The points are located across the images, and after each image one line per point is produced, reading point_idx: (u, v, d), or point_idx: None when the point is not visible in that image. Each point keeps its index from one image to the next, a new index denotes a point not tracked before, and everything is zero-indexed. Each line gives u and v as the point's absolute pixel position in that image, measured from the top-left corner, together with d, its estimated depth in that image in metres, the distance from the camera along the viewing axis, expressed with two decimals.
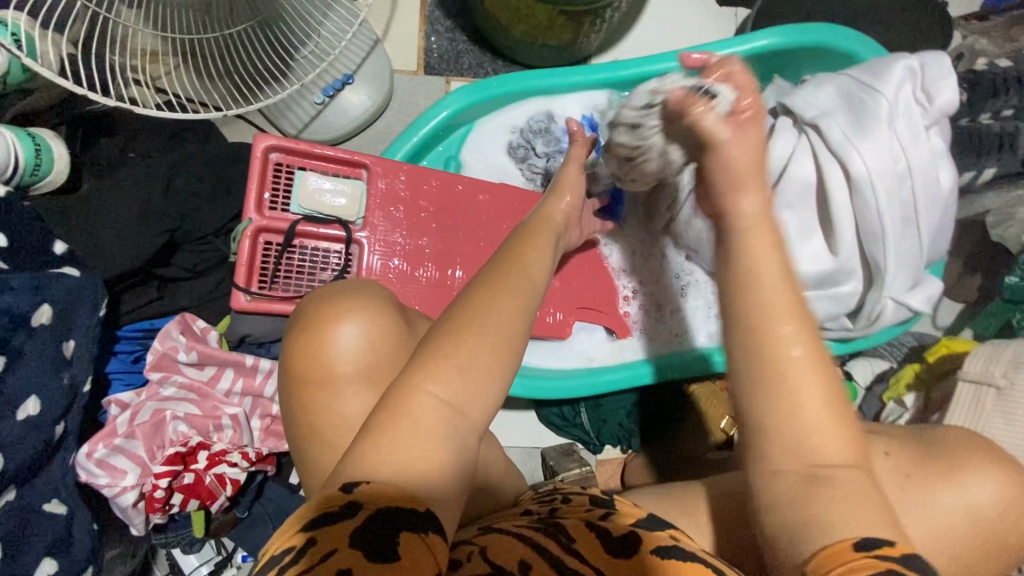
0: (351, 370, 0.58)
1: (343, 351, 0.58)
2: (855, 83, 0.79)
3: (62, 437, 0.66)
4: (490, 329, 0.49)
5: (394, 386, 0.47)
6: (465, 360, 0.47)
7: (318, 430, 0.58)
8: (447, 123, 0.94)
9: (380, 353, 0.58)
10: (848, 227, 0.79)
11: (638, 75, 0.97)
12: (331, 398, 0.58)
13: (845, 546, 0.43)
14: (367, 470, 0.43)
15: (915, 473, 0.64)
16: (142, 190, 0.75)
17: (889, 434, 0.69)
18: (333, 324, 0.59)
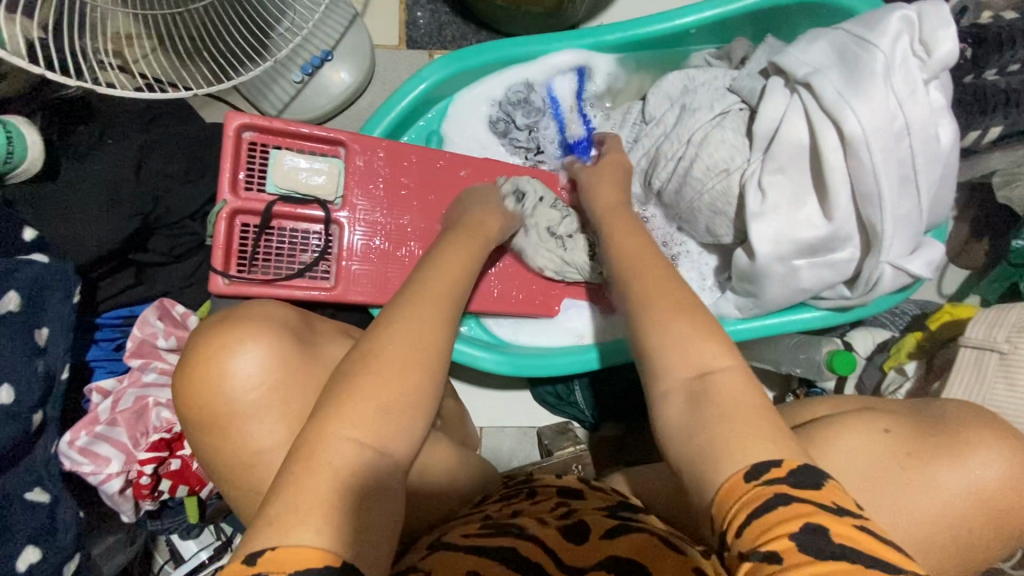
0: (250, 403, 0.59)
1: (241, 380, 0.59)
2: (849, 38, 0.75)
3: (42, 425, 0.65)
4: (401, 366, 0.54)
5: (308, 437, 0.50)
6: (381, 406, 0.52)
7: (235, 456, 0.60)
8: (428, 95, 0.92)
9: (277, 382, 0.59)
10: (843, 190, 0.76)
11: (624, 38, 0.93)
12: (235, 430, 0.59)
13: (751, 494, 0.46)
14: (277, 535, 0.43)
15: (916, 450, 0.62)
16: (113, 173, 0.73)
17: (885, 411, 0.67)
18: (222, 361, 0.59)
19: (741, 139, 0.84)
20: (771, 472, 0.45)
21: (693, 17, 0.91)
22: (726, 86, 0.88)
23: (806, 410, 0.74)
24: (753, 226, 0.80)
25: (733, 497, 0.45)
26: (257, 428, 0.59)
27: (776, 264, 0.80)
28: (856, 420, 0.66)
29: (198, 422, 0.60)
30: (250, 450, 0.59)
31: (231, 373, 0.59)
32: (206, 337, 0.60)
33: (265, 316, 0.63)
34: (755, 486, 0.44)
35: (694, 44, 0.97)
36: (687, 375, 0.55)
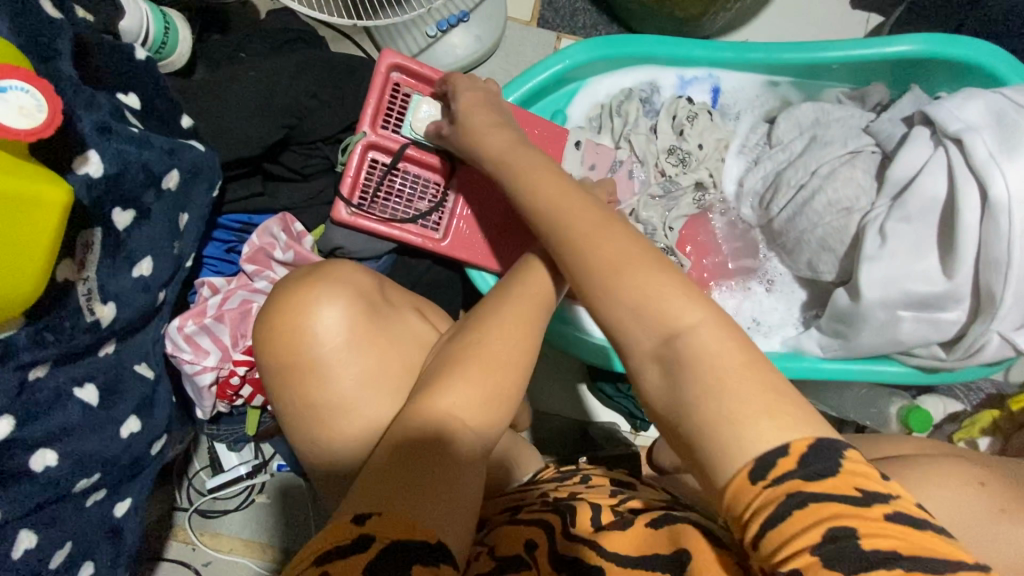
0: (328, 354, 0.58)
1: (323, 331, 0.58)
2: (1010, 104, 0.75)
3: (161, 304, 0.67)
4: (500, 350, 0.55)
5: (410, 410, 0.52)
6: (481, 380, 0.53)
7: (312, 407, 0.58)
8: (566, 73, 0.93)
9: (369, 339, 0.59)
10: (969, 251, 0.75)
11: (765, 59, 0.94)
12: (305, 389, 0.58)
13: (747, 479, 0.39)
14: (381, 503, 0.43)
15: (1011, 507, 0.56)
16: (268, 82, 0.74)
17: (978, 464, 0.61)
18: (310, 309, 0.58)
19: (870, 181, 0.84)
20: (780, 465, 0.38)
21: (842, 53, 0.91)
22: (862, 126, 0.88)
23: (887, 444, 0.69)
24: (864, 268, 0.80)
25: (749, 493, 0.39)
26: (362, 356, 0.59)
27: (879, 309, 0.81)
28: (950, 469, 0.58)
29: (290, 376, 0.58)
30: (348, 373, 0.58)
31: (333, 369, 0.58)
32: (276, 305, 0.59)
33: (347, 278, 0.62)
34: (785, 485, 0.38)
35: (833, 79, 0.98)
36: (654, 341, 0.46)
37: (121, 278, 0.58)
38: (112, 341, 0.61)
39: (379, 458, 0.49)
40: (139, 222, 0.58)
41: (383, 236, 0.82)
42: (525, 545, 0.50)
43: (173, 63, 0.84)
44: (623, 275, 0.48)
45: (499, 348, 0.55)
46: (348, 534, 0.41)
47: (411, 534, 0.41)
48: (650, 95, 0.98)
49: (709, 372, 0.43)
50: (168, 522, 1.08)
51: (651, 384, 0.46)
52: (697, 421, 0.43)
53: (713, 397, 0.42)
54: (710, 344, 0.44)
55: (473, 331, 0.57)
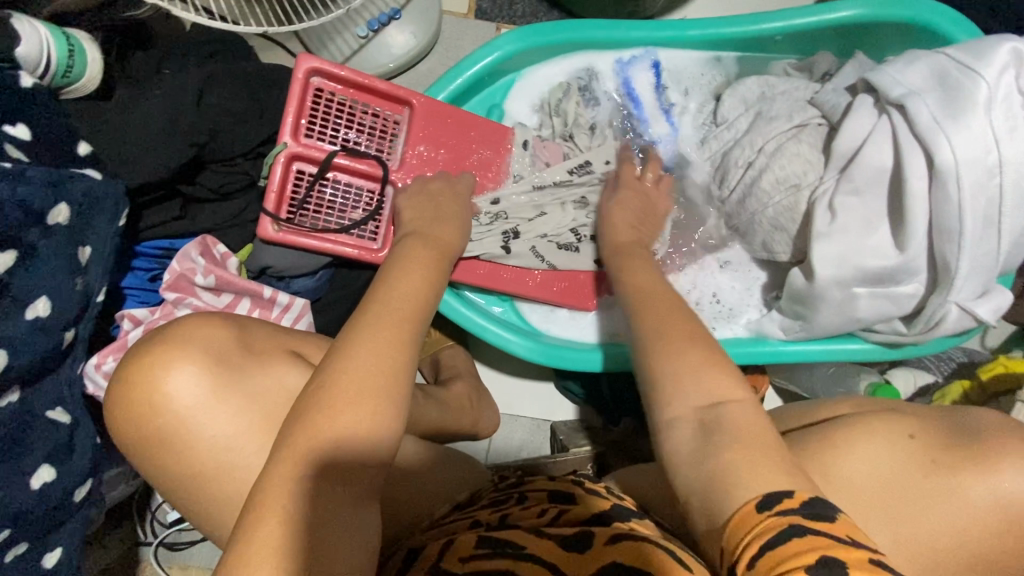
0: (185, 413, 0.57)
1: (177, 396, 0.57)
2: (952, 63, 0.72)
3: (72, 344, 0.63)
4: (364, 374, 0.51)
5: (266, 476, 0.47)
6: (339, 430, 0.49)
7: (178, 477, 0.58)
8: (498, 66, 0.89)
9: (229, 399, 0.58)
10: (921, 222, 0.72)
11: (705, 36, 0.90)
12: (170, 456, 0.57)
13: (748, 511, 0.45)
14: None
15: (943, 457, 0.60)
16: (171, 100, 0.70)
17: (904, 413, 0.65)
18: (159, 375, 0.57)
19: (817, 155, 0.81)
20: (784, 507, 0.45)
21: (782, 23, 0.88)
22: (807, 98, 0.85)
23: (827, 407, 0.72)
24: (816, 247, 0.77)
25: (742, 529, 0.45)
26: (226, 410, 0.58)
27: (835, 288, 0.78)
28: (877, 425, 0.63)
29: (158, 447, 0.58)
30: (215, 431, 0.58)
31: (196, 427, 0.57)
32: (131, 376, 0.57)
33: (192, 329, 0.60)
34: (770, 518, 0.44)
35: (777, 52, 0.94)
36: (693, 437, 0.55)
37: (13, 321, 0.56)
38: (15, 389, 0.58)
39: (246, 527, 0.45)
40: (25, 261, 0.56)
41: (314, 250, 0.78)
42: None
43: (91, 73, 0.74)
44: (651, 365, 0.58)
45: (364, 359, 0.52)
46: None
47: None
48: (589, 84, 0.94)
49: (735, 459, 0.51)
50: (134, 558, 1.05)
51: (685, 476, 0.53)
52: (698, 483, 0.50)
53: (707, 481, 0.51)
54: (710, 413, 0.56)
55: (333, 365, 0.52)
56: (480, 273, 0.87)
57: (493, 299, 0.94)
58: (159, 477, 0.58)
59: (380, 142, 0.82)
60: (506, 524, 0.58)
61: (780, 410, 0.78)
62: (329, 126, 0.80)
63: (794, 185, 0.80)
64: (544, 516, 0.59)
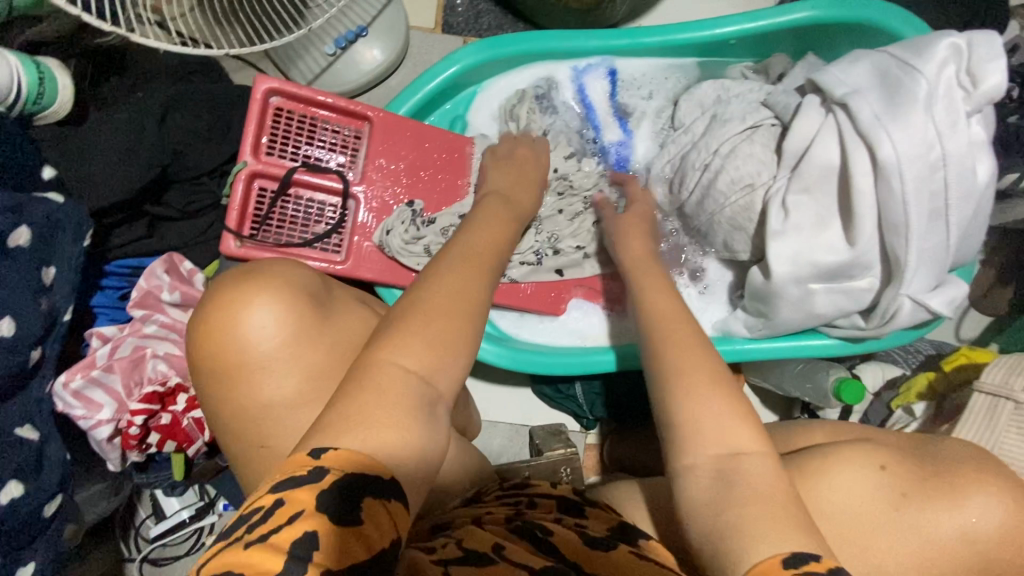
0: (264, 347, 0.59)
1: (255, 330, 0.58)
2: (894, 61, 0.73)
3: (39, 362, 0.65)
4: (447, 298, 0.55)
5: (361, 362, 0.50)
6: (430, 337, 0.52)
7: (246, 409, 0.60)
8: (457, 79, 0.91)
9: (301, 343, 0.60)
10: (869, 217, 0.73)
11: (660, 42, 0.92)
12: (245, 381, 0.59)
13: (773, 562, 0.46)
14: (333, 437, 0.44)
15: (910, 492, 0.60)
16: (134, 123, 0.72)
17: (879, 445, 0.65)
18: (243, 307, 0.59)
19: (770, 155, 0.82)
20: (809, 565, 0.45)
21: (735, 27, 0.89)
22: (760, 100, 0.86)
23: (803, 435, 0.73)
24: (772, 245, 0.78)
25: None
26: (298, 354, 0.59)
27: (791, 285, 0.79)
28: (851, 452, 0.64)
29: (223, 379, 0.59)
30: (282, 371, 0.59)
31: (270, 367, 0.59)
32: (215, 307, 0.59)
33: (279, 272, 0.63)
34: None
35: (734, 55, 0.96)
36: (711, 455, 0.54)
37: None
38: None
39: (344, 396, 0.48)
40: None
41: (278, 265, 0.80)
42: (492, 548, 0.51)
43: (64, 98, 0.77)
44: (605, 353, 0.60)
45: (447, 288, 0.56)
46: (298, 468, 0.42)
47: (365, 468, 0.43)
48: (549, 93, 0.97)
49: (761, 483, 0.51)
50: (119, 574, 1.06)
51: (697, 484, 0.53)
52: (719, 517, 0.51)
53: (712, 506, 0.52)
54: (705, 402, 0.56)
55: (419, 289, 0.56)
56: None
57: None
58: (225, 407, 0.60)
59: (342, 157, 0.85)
60: (518, 517, 0.59)
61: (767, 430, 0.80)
62: (290, 142, 0.82)
63: (749, 185, 0.82)
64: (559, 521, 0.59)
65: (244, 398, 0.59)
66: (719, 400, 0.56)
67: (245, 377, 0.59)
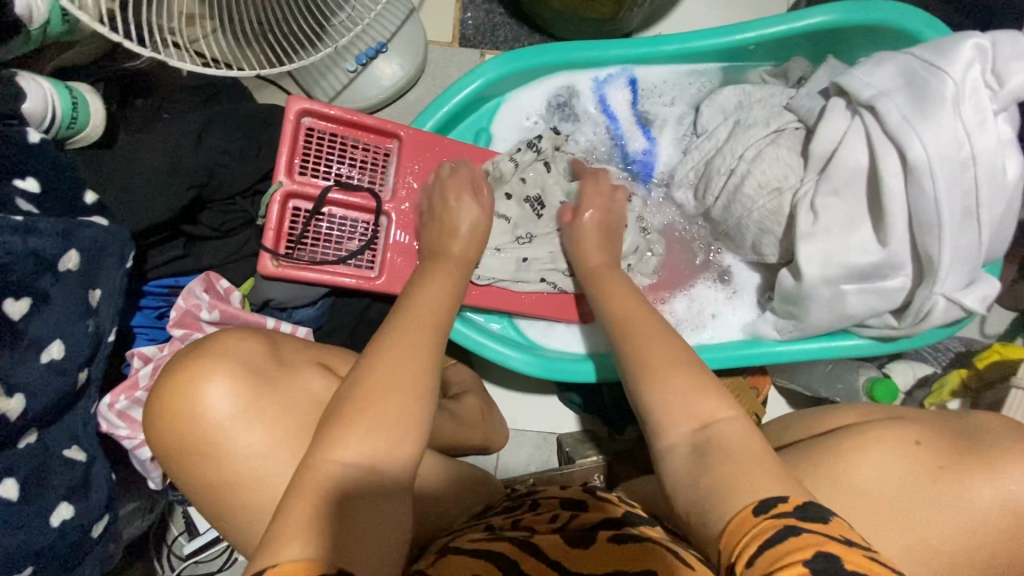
0: (220, 423, 0.60)
1: (210, 406, 0.60)
2: (919, 62, 0.74)
3: (86, 384, 0.66)
4: (394, 374, 0.55)
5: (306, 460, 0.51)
6: (373, 420, 0.52)
7: (215, 485, 0.61)
8: (482, 92, 0.92)
9: (257, 411, 0.61)
10: (900, 217, 0.74)
11: (680, 49, 0.93)
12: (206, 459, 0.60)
13: (747, 513, 0.46)
14: (272, 554, 0.44)
15: (947, 464, 0.61)
16: (172, 144, 0.74)
17: (914, 422, 0.66)
18: (198, 383, 0.60)
19: (795, 158, 0.83)
20: (776, 508, 0.45)
21: (755, 33, 0.90)
22: (783, 104, 0.87)
23: (831, 416, 0.73)
24: (802, 248, 0.78)
25: (745, 527, 0.45)
26: (259, 420, 0.60)
27: (822, 287, 0.79)
28: (884, 432, 0.64)
29: (187, 457, 0.61)
30: (246, 442, 0.60)
31: (231, 439, 0.60)
32: (168, 385, 0.61)
33: (230, 343, 0.64)
34: (763, 521, 0.45)
35: (753, 60, 0.97)
36: (688, 430, 0.56)
37: (29, 366, 0.58)
38: (33, 430, 0.61)
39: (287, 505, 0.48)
40: (38, 308, 0.59)
41: (313, 282, 0.81)
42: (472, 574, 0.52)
43: (96, 124, 0.76)
44: (654, 373, 0.61)
45: (398, 357, 0.56)
46: None
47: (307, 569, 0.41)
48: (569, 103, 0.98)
49: (731, 447, 0.53)
50: None
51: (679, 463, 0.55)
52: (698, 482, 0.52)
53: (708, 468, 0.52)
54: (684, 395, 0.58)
55: (361, 369, 0.56)
56: (477, 292, 0.89)
57: (492, 317, 0.96)
58: (194, 483, 0.61)
59: (373, 174, 0.86)
60: (516, 526, 0.60)
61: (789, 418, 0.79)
62: (322, 161, 0.83)
63: (777, 189, 0.82)
64: (555, 521, 0.61)
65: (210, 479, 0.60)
66: (679, 380, 0.59)
67: (210, 454, 0.60)
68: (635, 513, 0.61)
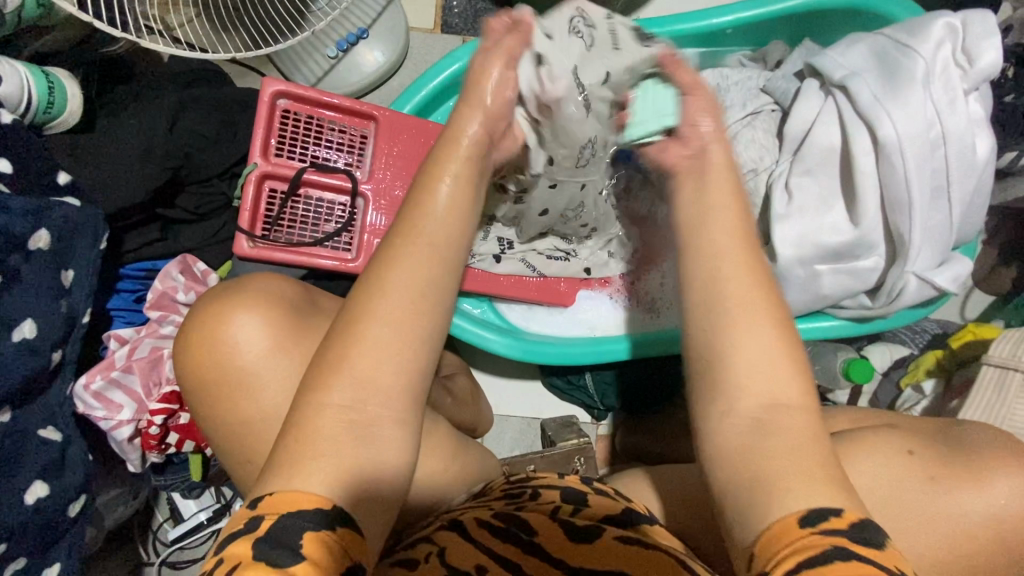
0: (249, 357, 0.59)
1: (240, 339, 0.59)
2: (891, 42, 0.75)
3: (60, 365, 0.66)
4: (397, 304, 0.49)
5: (306, 390, 0.48)
6: (372, 353, 0.48)
7: (237, 423, 0.60)
8: (459, 76, 0.92)
9: (287, 350, 0.60)
10: (872, 196, 0.74)
11: (657, 34, 0.93)
12: (235, 395, 0.60)
13: (791, 524, 0.43)
14: (277, 481, 0.44)
15: (938, 476, 0.61)
16: (146, 126, 0.74)
17: (905, 430, 0.66)
18: (229, 317, 0.60)
19: (771, 139, 0.83)
20: (831, 522, 0.42)
21: (731, 17, 0.91)
22: (760, 86, 0.87)
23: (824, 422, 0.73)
24: (777, 228, 0.78)
25: (779, 543, 0.43)
26: (290, 359, 0.60)
27: (798, 267, 0.79)
28: (875, 441, 0.64)
29: (218, 393, 0.60)
30: (275, 378, 0.59)
31: (257, 374, 0.59)
32: (201, 318, 0.60)
33: (258, 289, 0.63)
34: (816, 537, 0.42)
35: (731, 44, 0.97)
36: (756, 403, 0.49)
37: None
38: (6, 409, 0.61)
39: (290, 438, 0.46)
40: (9, 287, 0.60)
41: (289, 264, 0.81)
42: (475, 566, 0.51)
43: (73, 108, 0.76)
44: (739, 335, 0.51)
45: (404, 281, 0.49)
46: (235, 522, 0.43)
47: (301, 504, 0.43)
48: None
49: (798, 441, 0.48)
50: None
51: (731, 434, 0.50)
52: (750, 466, 0.47)
53: (751, 455, 0.48)
54: (768, 368, 0.50)
55: (366, 291, 0.50)
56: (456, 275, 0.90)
57: (473, 302, 0.96)
58: (220, 423, 0.61)
59: (350, 157, 0.86)
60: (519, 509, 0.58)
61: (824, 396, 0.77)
62: (298, 144, 0.84)
63: (752, 169, 0.82)
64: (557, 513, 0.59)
65: (237, 415, 0.60)
66: (767, 343, 0.51)
67: (242, 386, 0.60)
68: (636, 511, 0.60)
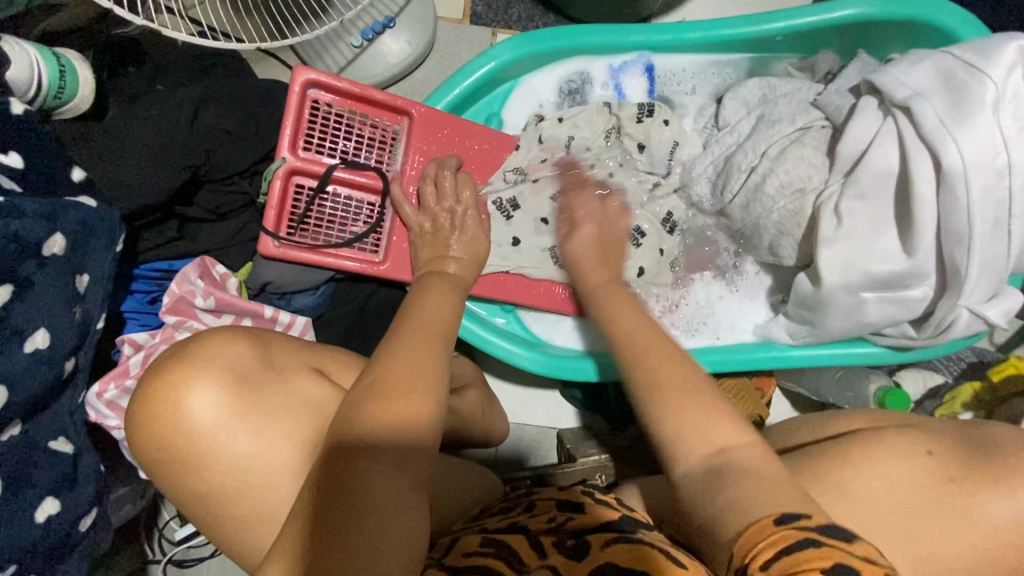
0: (207, 430, 0.57)
1: (197, 413, 0.56)
2: (958, 62, 0.71)
3: (73, 373, 0.62)
4: (414, 368, 0.54)
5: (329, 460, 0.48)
6: (396, 417, 0.50)
7: (206, 495, 0.58)
8: (494, 75, 0.87)
9: (248, 417, 0.58)
10: (928, 227, 0.71)
11: (703, 38, 0.88)
12: (195, 470, 0.57)
13: (762, 524, 0.42)
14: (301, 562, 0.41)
15: (960, 477, 0.56)
16: (166, 118, 0.69)
17: (926, 431, 0.61)
18: (184, 389, 0.56)
19: (820, 158, 0.79)
20: (798, 521, 0.41)
21: (784, 23, 0.85)
22: (810, 100, 0.83)
23: (839, 421, 0.69)
24: (822, 252, 0.75)
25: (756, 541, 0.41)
26: (247, 430, 0.57)
27: (841, 293, 0.76)
28: (896, 441, 0.59)
29: (176, 468, 0.57)
30: (239, 448, 0.57)
31: (218, 447, 0.57)
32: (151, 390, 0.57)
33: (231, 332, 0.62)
34: (785, 531, 0.41)
35: (778, 52, 0.93)
36: (697, 451, 0.49)
37: (11, 356, 0.55)
38: (16, 423, 0.58)
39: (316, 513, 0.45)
40: (21, 296, 0.55)
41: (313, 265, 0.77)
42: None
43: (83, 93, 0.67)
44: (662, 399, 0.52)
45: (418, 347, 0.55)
46: None
47: None
48: (614, 116, 0.91)
49: (745, 467, 0.47)
50: None
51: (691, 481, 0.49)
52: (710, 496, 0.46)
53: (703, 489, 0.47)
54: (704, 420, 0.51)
55: (381, 366, 0.54)
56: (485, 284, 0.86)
57: (496, 310, 0.93)
58: (187, 495, 0.58)
59: (381, 154, 0.82)
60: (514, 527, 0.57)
61: (793, 421, 0.76)
62: (328, 137, 0.79)
63: (802, 186, 0.78)
64: (554, 521, 0.57)
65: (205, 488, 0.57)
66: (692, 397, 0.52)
67: (199, 463, 0.57)
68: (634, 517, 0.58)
